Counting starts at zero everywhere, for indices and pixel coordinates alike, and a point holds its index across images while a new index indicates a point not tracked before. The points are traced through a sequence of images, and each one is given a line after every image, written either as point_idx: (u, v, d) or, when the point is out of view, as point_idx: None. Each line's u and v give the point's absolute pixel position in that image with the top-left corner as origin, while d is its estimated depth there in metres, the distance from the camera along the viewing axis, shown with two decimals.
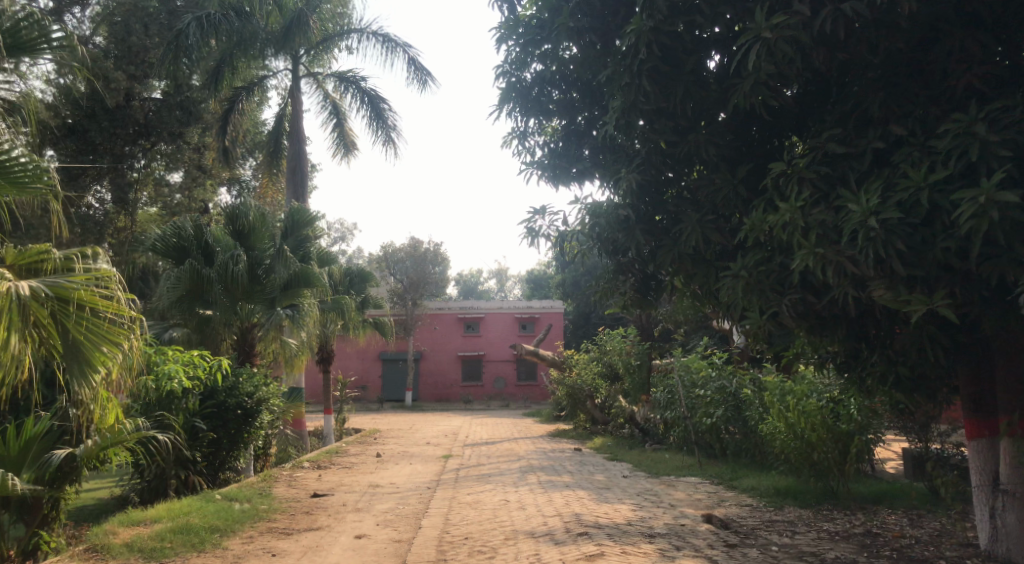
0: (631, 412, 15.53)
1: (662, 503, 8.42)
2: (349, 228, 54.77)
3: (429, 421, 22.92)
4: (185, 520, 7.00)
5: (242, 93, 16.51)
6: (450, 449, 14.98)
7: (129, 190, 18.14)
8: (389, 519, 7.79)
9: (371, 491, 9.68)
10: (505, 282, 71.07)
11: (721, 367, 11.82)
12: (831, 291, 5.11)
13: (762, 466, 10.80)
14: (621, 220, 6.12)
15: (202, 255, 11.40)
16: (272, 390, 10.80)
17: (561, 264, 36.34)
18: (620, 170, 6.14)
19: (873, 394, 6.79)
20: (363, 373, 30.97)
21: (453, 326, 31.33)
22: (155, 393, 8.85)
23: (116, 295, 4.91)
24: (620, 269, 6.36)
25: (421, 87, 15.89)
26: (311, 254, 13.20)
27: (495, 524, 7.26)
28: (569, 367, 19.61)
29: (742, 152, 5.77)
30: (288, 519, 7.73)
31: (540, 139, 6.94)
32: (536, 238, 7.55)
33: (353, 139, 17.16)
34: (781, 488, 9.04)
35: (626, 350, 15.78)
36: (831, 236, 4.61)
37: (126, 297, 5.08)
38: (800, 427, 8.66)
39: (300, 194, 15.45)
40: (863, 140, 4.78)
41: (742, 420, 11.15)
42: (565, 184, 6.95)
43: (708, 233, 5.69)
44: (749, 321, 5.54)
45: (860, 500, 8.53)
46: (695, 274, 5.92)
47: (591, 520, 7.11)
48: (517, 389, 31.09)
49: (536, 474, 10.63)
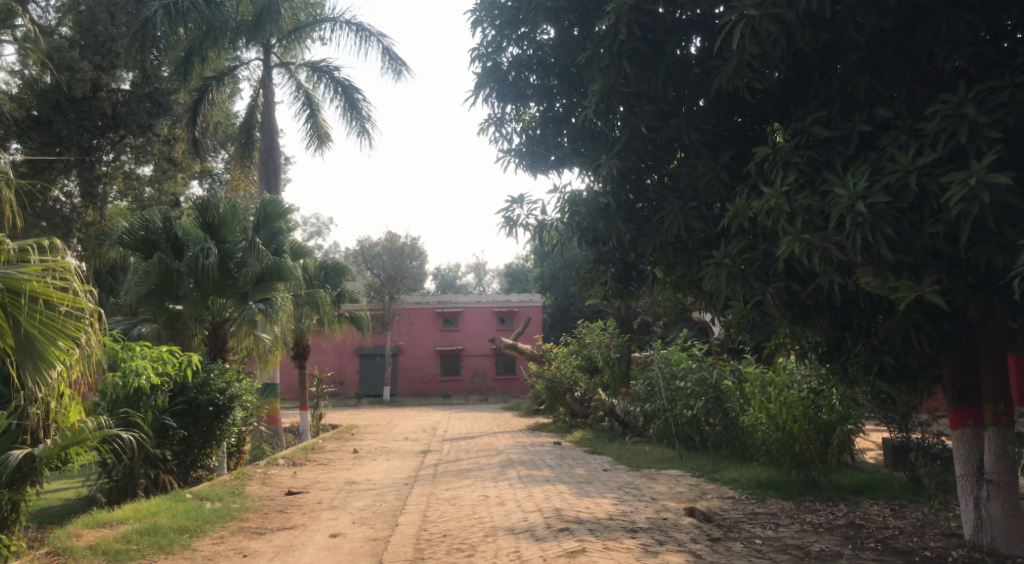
0: (611, 405, 15.44)
1: (644, 496, 8.31)
2: (325, 222, 54.36)
3: (407, 416, 22.72)
4: (153, 521, 6.75)
5: (212, 83, 16.13)
6: (428, 444, 14.79)
7: (97, 184, 17.70)
8: (365, 517, 7.60)
9: (347, 488, 9.48)
10: (483, 276, 70.84)
11: (701, 358, 11.74)
12: (816, 279, 5.00)
13: (743, 457, 10.73)
14: (601, 208, 5.98)
15: (171, 248, 11.10)
16: (245, 386, 10.56)
17: (539, 257, 36.23)
18: (600, 156, 5.99)
19: (855, 383, 6.69)
20: (340, 368, 30.65)
21: (431, 321, 31.10)
22: (122, 390, 8.61)
23: (73, 287, 4.66)
24: (600, 259, 6.23)
25: (396, 77, 15.65)
26: (284, 247, 12.89)
27: (474, 521, 7.09)
28: (548, 360, 19.48)
29: (725, 138, 5.65)
30: (261, 518, 7.51)
31: (518, 125, 6.78)
32: (514, 227, 7.40)
33: (327, 131, 16.88)
34: (763, 480, 8.98)
35: (605, 342, 15.67)
36: (817, 222, 4.50)
37: (85, 290, 4.82)
38: (782, 418, 8.59)
39: (273, 186, 15.17)
40: (848, 123, 4.66)
41: (722, 412, 11.08)
42: (544, 172, 6.80)
43: (691, 221, 5.56)
44: (733, 311, 5.42)
45: (842, 492, 8.47)
46: (677, 264, 5.79)
47: (572, 515, 6.97)
48: (496, 382, 30.95)
49: (516, 469, 10.49)
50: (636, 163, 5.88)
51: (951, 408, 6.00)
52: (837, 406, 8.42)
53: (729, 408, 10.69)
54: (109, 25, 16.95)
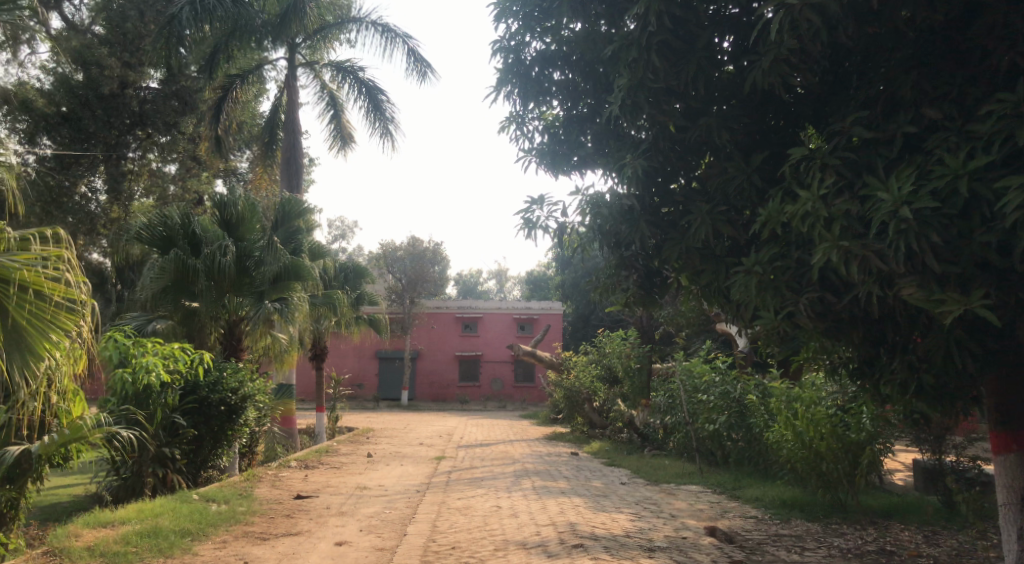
0: (630, 416, 15.11)
1: (662, 513, 8.01)
2: (350, 224, 54.52)
3: (424, 421, 22.49)
4: (156, 523, 6.57)
5: (237, 81, 16.08)
6: (443, 450, 14.56)
7: (122, 180, 17.67)
8: (374, 525, 7.37)
9: (358, 493, 9.27)
10: (504, 283, 70.56)
11: (725, 371, 11.39)
12: (853, 289, 4.72)
13: (766, 475, 10.38)
14: (625, 211, 5.75)
15: (189, 245, 10.98)
16: (259, 386, 10.42)
17: (560, 265, 35.93)
18: (624, 157, 5.76)
19: (888, 402, 6.38)
20: (359, 371, 30.53)
21: (451, 326, 30.91)
22: (131, 387, 8.46)
23: (65, 277, 4.67)
24: (622, 264, 5.97)
25: (421, 79, 15.49)
26: (303, 247, 12.72)
27: (485, 533, 6.84)
28: (567, 368, 19.18)
29: (758, 139, 5.40)
30: (267, 522, 7.31)
31: (539, 124, 6.56)
32: (533, 229, 7.20)
33: (351, 131, 16.75)
34: (787, 499, 8.64)
35: (625, 352, 15.36)
36: (857, 229, 4.23)
37: (77, 279, 4.84)
38: (808, 435, 8.26)
39: (295, 186, 15.06)
40: (892, 124, 4.39)
41: (745, 427, 10.74)
42: (565, 173, 6.56)
43: (719, 226, 5.31)
44: (762, 322, 5.15)
45: (871, 515, 8.11)
46: (703, 271, 5.53)
47: (587, 530, 6.68)
48: (515, 390, 30.67)
49: (531, 479, 10.21)
50: (664, 164, 5.64)
51: (994, 432, 5.68)
52: (867, 425, 8.07)
53: (753, 423, 10.35)
54: (138, 22, 17.05)
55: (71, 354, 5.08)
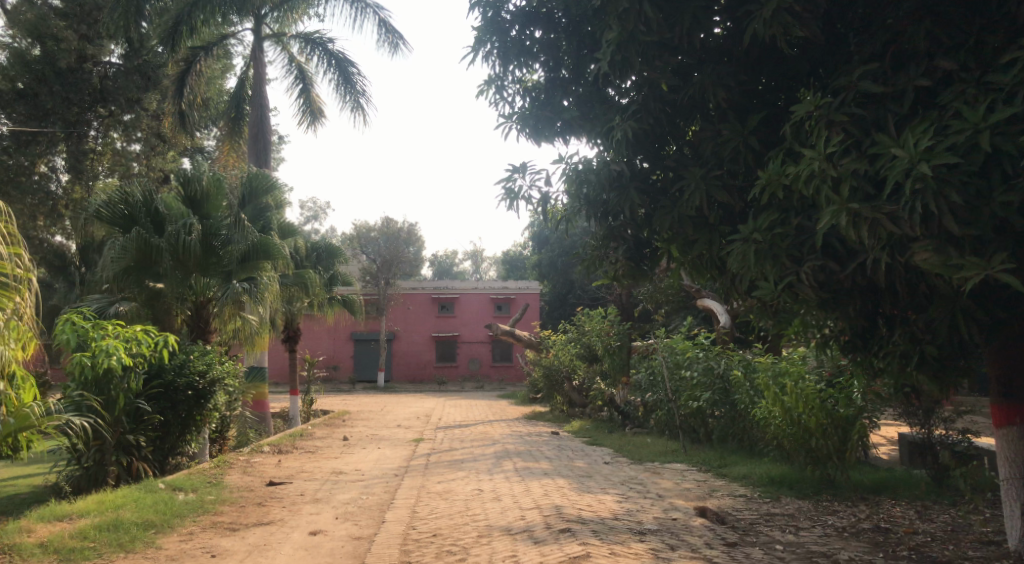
0: (610, 395, 14.88)
1: (649, 493, 7.77)
2: (323, 205, 53.76)
3: (401, 402, 22.13)
4: (118, 515, 6.19)
5: (200, 54, 15.47)
6: (421, 432, 14.23)
7: (84, 159, 16.98)
8: (350, 512, 7.04)
9: (334, 478, 8.94)
10: (480, 263, 69.99)
11: (708, 347, 11.15)
12: (858, 257, 4.47)
13: (752, 452, 10.19)
14: (614, 177, 5.44)
15: (151, 224, 10.50)
16: (228, 369, 10.02)
17: (537, 244, 35.59)
18: (612, 120, 5.46)
19: (883, 376, 6.16)
20: (334, 353, 30.04)
21: (428, 306, 30.50)
22: (90, 372, 8.06)
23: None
24: (609, 235, 5.65)
25: (393, 51, 14.99)
26: (272, 224, 12.25)
27: (467, 519, 6.52)
28: (545, 347, 18.90)
29: (754, 100, 5.14)
30: (237, 512, 6.93)
31: (518, 89, 6.23)
32: (515, 200, 6.90)
33: (321, 106, 16.20)
34: (775, 476, 8.43)
35: (605, 330, 15.08)
36: (866, 190, 3.99)
37: (11, 252, 4.85)
38: (797, 412, 8.03)
39: (263, 162, 14.56)
40: (902, 78, 4.15)
41: (730, 404, 10.53)
42: (548, 141, 6.22)
43: (714, 192, 5.03)
44: (760, 294, 4.88)
45: (861, 491, 7.93)
46: (696, 241, 5.25)
47: (574, 514, 6.40)
48: (492, 369, 30.43)
49: (512, 460, 9.93)
50: (656, 127, 5.35)
51: (996, 406, 5.48)
52: (857, 399, 7.86)
53: (737, 400, 10.14)
54: None
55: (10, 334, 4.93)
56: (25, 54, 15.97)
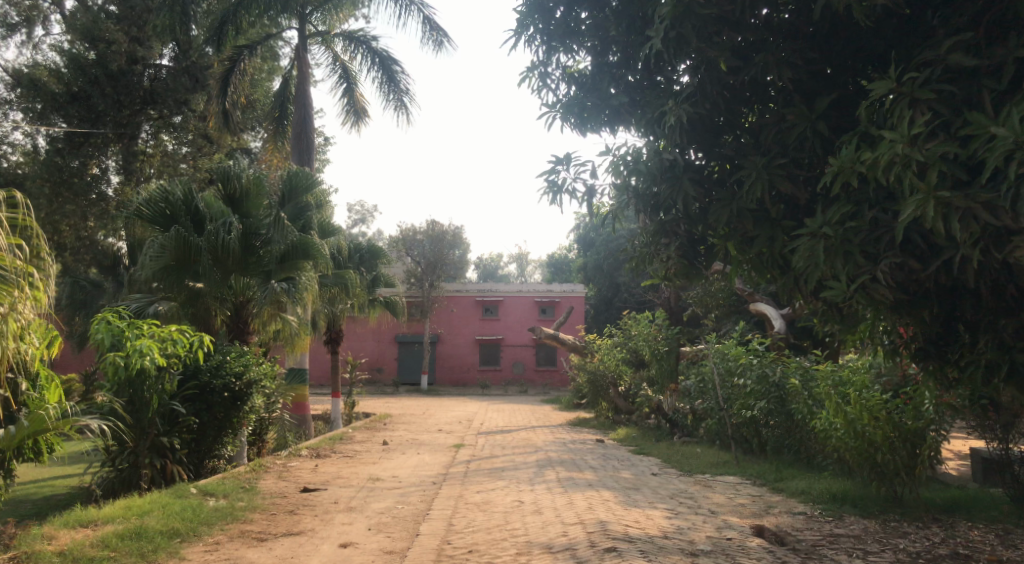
0: (657, 402, 14.37)
1: (701, 509, 7.29)
2: (370, 209, 54.11)
3: (444, 406, 21.83)
4: (142, 522, 5.96)
5: (245, 53, 15.03)
6: (463, 437, 13.91)
7: (134, 161, 17.13)
8: (384, 522, 6.72)
9: (370, 485, 8.64)
10: (525, 266, 69.62)
11: (762, 354, 10.59)
12: (942, 252, 4.04)
13: (809, 464, 9.60)
14: (665, 167, 5.03)
15: (191, 222, 10.35)
16: (266, 371, 9.80)
17: (583, 247, 35.07)
18: (665, 105, 5.06)
19: (961, 386, 5.61)
20: (378, 355, 29.99)
21: (472, 309, 30.24)
22: (124, 372, 7.90)
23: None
24: (660, 231, 5.22)
25: (437, 48, 14.74)
26: (312, 224, 12.02)
27: (506, 534, 6.13)
28: (591, 352, 18.43)
29: (823, 83, 4.80)
30: (267, 521, 6.66)
31: (563, 76, 5.86)
32: (559, 193, 6.55)
33: (364, 106, 16.02)
34: (837, 493, 7.85)
35: (652, 334, 14.57)
36: (960, 175, 3.62)
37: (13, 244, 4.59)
38: (862, 424, 7.46)
39: (306, 162, 14.42)
40: (1000, 49, 3.79)
41: (785, 414, 9.97)
42: (594, 131, 5.84)
43: (778, 182, 4.63)
44: (828, 294, 4.43)
45: (933, 511, 7.29)
46: (757, 238, 4.83)
47: (620, 531, 5.96)
48: (537, 373, 30.04)
49: (556, 470, 9.51)
50: (712, 113, 4.96)
51: None
52: (928, 410, 7.22)
53: (794, 409, 9.58)
54: None
55: (26, 328, 4.84)
56: (80, 57, 16.22)
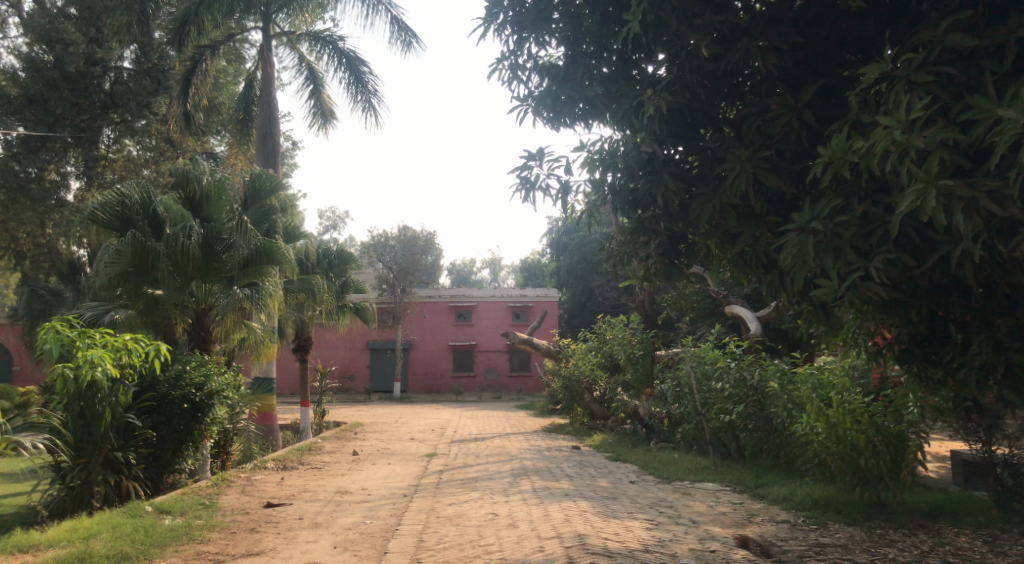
0: (633, 407, 14.14)
1: (682, 518, 7.05)
2: (342, 215, 53.50)
3: (418, 413, 21.42)
4: (87, 547, 5.59)
5: (207, 53, 14.55)
6: (435, 445, 13.56)
7: (95, 165, 16.55)
8: (350, 539, 6.40)
9: (337, 499, 8.27)
10: (498, 272, 69.34)
11: (740, 357, 10.41)
12: (937, 247, 3.92)
13: (789, 469, 9.41)
14: (644, 161, 4.83)
15: (149, 227, 9.88)
16: (229, 381, 9.40)
17: (556, 251, 34.86)
18: (642, 96, 4.87)
19: (949, 387, 5.43)
20: (350, 362, 29.48)
21: (445, 315, 29.85)
22: (74, 386, 7.48)
23: None
24: (638, 229, 5.00)
25: (405, 48, 14.42)
26: (277, 228, 11.61)
27: (479, 550, 5.82)
28: (565, 357, 18.16)
29: (811, 71, 4.69)
30: (226, 540, 6.29)
31: (535, 67, 5.62)
32: (531, 190, 6.29)
33: (331, 107, 15.64)
34: (819, 499, 7.65)
35: (627, 338, 14.36)
36: (961, 163, 3.52)
37: None
38: (844, 428, 7.24)
39: (272, 165, 14.00)
40: (998, 31, 3.70)
41: (764, 417, 9.78)
42: (568, 125, 5.60)
43: (763, 176, 4.45)
44: (819, 293, 4.24)
45: (917, 516, 7.11)
46: (741, 234, 4.66)
47: (599, 544, 5.67)
48: (511, 379, 29.75)
49: (531, 478, 9.21)
50: (694, 104, 4.81)
51: None
52: (909, 413, 7.10)
53: (773, 413, 9.39)
54: None
55: None
56: (37, 59, 15.68)
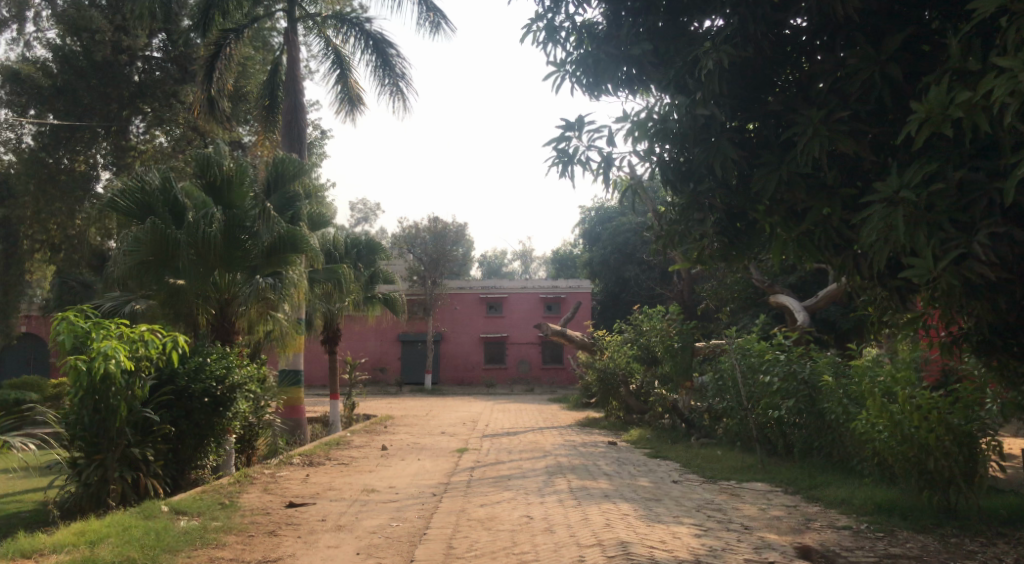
0: (673, 401, 13.54)
1: (733, 524, 6.49)
2: (373, 207, 53.36)
3: (449, 406, 20.94)
4: (92, 553, 5.22)
5: (231, 38, 14.02)
6: (467, 440, 13.09)
7: (125, 156, 16.34)
8: (376, 543, 5.98)
9: (363, 498, 7.83)
10: (529, 263, 68.76)
11: (789, 349, 9.76)
12: None
13: (844, 469, 8.77)
14: (701, 129, 4.59)
15: (170, 214, 9.54)
16: (252, 374, 9.00)
17: (588, 242, 34.16)
18: (697, 53, 4.63)
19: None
20: (381, 354, 29.22)
21: (476, 307, 29.42)
22: (87, 379, 7.12)
23: None
24: (692, 203, 4.70)
25: (435, 29, 13.93)
26: (302, 214, 11.18)
27: (512, 560, 5.31)
28: (600, 348, 17.55)
29: (890, 21, 4.40)
30: (243, 544, 5.89)
31: (576, 26, 5.27)
32: (570, 163, 5.81)
33: (359, 93, 15.20)
34: (882, 503, 7.02)
35: (664, 328, 13.76)
36: None
37: None
38: (911, 426, 6.58)
39: (298, 151, 13.60)
40: None
41: (815, 414, 9.14)
42: (615, 88, 5.21)
43: (838, 140, 4.15)
44: (909, 272, 3.82)
45: (994, 524, 6.44)
46: (810, 208, 4.34)
47: (646, 555, 5.14)
48: (543, 372, 29.23)
49: (567, 477, 8.70)
50: (757, 61, 4.65)
51: None
52: (983, 410, 6.42)
53: (826, 409, 8.74)
54: None
55: None
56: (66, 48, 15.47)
